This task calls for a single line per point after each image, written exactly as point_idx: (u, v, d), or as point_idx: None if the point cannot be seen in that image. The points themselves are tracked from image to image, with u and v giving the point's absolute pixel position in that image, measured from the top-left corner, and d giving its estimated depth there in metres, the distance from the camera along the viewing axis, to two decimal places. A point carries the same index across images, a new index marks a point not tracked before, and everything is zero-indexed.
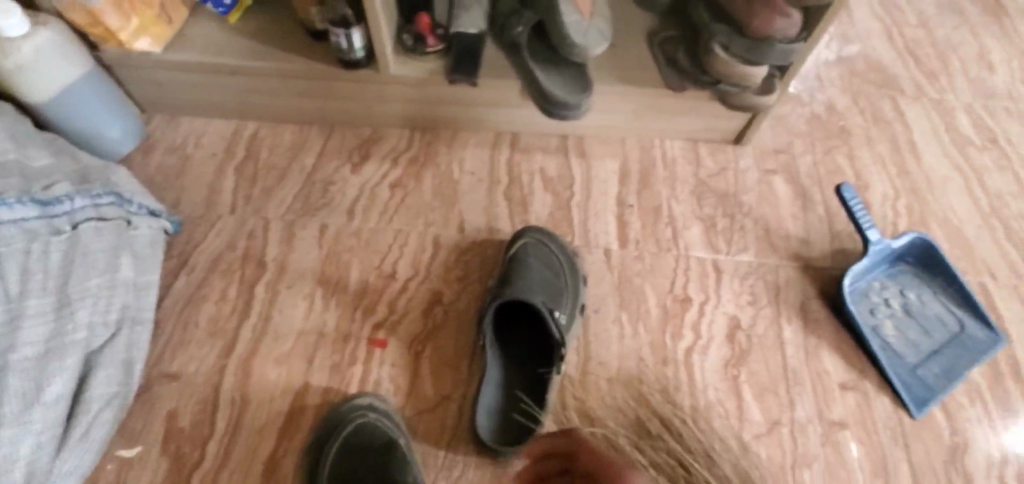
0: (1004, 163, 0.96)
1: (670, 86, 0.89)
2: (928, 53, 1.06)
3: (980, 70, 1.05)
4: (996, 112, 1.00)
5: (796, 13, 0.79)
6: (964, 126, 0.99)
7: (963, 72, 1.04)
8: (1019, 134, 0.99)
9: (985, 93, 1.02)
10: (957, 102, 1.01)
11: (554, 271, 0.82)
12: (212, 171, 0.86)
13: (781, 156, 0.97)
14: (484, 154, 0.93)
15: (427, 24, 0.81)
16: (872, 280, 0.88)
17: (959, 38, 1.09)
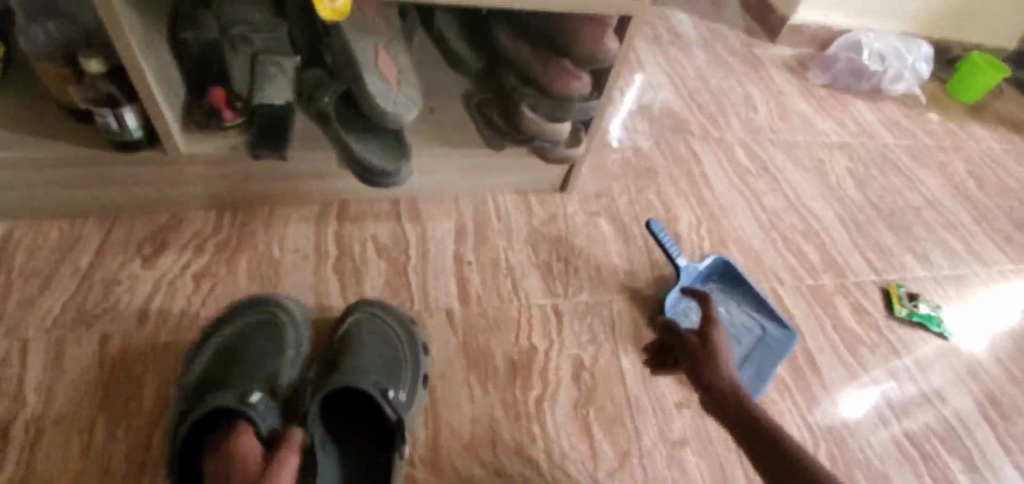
0: (752, 196, 1.26)
1: (490, 145, 0.93)
2: (689, 118, 1.38)
3: (724, 127, 1.40)
4: (739, 156, 1.34)
5: (587, 75, 0.87)
6: (728, 166, 1.31)
7: (716, 129, 1.39)
8: (756, 172, 1.32)
9: (729, 143, 1.36)
10: (713, 150, 1.33)
11: (393, 346, 0.76)
12: None
13: (603, 200, 1.11)
14: (309, 229, 0.89)
15: (221, 97, 0.76)
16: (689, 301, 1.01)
17: (712, 105, 1.44)
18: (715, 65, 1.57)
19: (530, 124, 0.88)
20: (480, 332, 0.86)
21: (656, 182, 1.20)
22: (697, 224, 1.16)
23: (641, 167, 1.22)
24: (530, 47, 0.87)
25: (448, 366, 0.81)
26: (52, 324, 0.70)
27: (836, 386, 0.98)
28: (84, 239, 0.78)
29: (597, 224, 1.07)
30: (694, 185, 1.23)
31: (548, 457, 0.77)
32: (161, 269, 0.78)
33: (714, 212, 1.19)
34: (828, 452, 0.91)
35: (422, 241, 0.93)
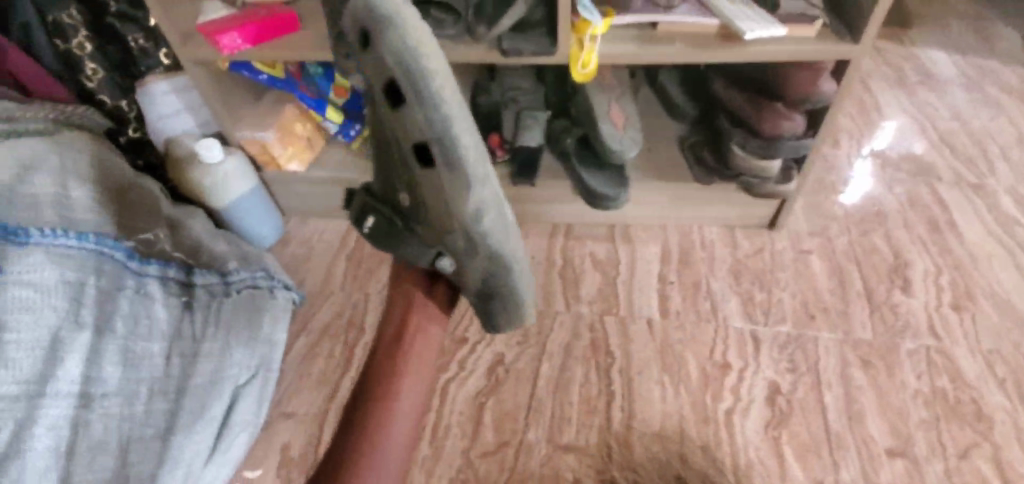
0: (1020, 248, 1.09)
1: (699, 180, 1.06)
2: (934, 160, 1.26)
3: (984, 170, 1.24)
4: (1005, 204, 1.17)
5: (800, 116, 0.94)
6: (984, 213, 1.15)
7: (973, 173, 1.23)
8: None
9: (990, 188, 1.20)
10: (966, 194, 1.19)
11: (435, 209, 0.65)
12: (329, 257, 1.07)
13: (815, 239, 1.11)
14: (542, 243, 1.12)
15: (496, 141, 1.05)
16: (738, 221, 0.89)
17: (969, 147, 1.29)
18: (978, 104, 1.39)
19: (737, 160, 0.99)
20: (678, 343, 0.96)
21: (885, 225, 1.13)
22: (937, 272, 1.06)
23: (868, 209, 1.16)
24: (742, 93, 0.99)
25: (647, 366, 0.93)
26: (383, 286, 1.02)
27: None
28: None
29: (808, 262, 1.08)
30: (936, 232, 1.12)
31: (735, 463, 0.83)
32: None
33: (962, 262, 1.07)
34: None
35: (632, 261, 1.09)
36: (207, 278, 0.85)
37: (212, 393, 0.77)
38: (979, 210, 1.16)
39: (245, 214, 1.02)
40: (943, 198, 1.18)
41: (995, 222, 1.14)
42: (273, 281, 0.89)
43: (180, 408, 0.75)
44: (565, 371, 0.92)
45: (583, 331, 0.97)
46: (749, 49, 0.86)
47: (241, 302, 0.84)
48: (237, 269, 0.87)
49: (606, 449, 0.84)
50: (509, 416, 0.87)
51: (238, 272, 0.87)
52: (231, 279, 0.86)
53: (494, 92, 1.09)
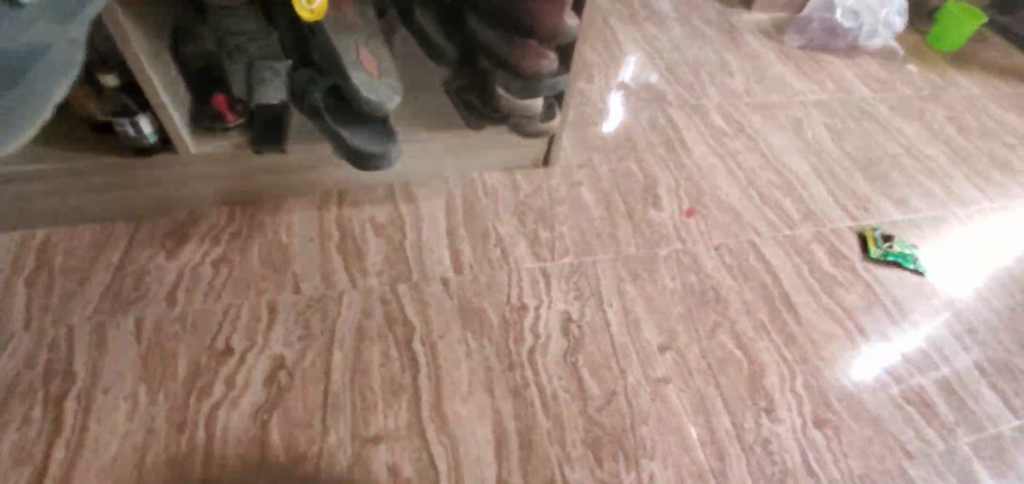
0: (751, 146, 1.34)
1: (471, 126, 1.02)
2: (676, 81, 1.46)
3: (715, 85, 1.48)
4: (734, 111, 1.42)
5: (553, 55, 0.96)
6: (718, 122, 1.38)
7: (708, 87, 1.47)
8: (758, 122, 1.41)
9: (726, 97, 1.45)
10: (706, 106, 1.41)
11: None
12: (2, 289, 0.80)
13: (585, 170, 1.19)
14: (312, 216, 0.97)
15: (222, 102, 0.86)
16: None
17: (701, 67, 1.52)
18: (690, 39, 1.60)
19: (505, 104, 0.97)
20: (474, 296, 0.94)
21: (635, 151, 1.26)
22: (677, 186, 1.21)
23: (620, 139, 1.27)
24: (499, 32, 0.95)
25: (446, 326, 0.89)
26: (94, 310, 0.79)
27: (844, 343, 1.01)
28: (114, 239, 0.86)
29: (580, 194, 1.14)
30: (671, 150, 1.28)
31: (542, 398, 0.85)
32: (183, 259, 0.86)
33: (692, 174, 1.24)
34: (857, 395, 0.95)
35: (417, 219, 1.02)
36: None
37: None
38: (709, 121, 1.38)
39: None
40: (688, 113, 1.38)
41: (720, 130, 1.36)
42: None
43: None
44: (361, 354, 0.83)
45: (375, 306, 0.89)
46: None
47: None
48: None
49: (415, 425, 0.78)
50: (300, 424, 0.75)
51: None
52: None
53: (209, 41, 0.88)
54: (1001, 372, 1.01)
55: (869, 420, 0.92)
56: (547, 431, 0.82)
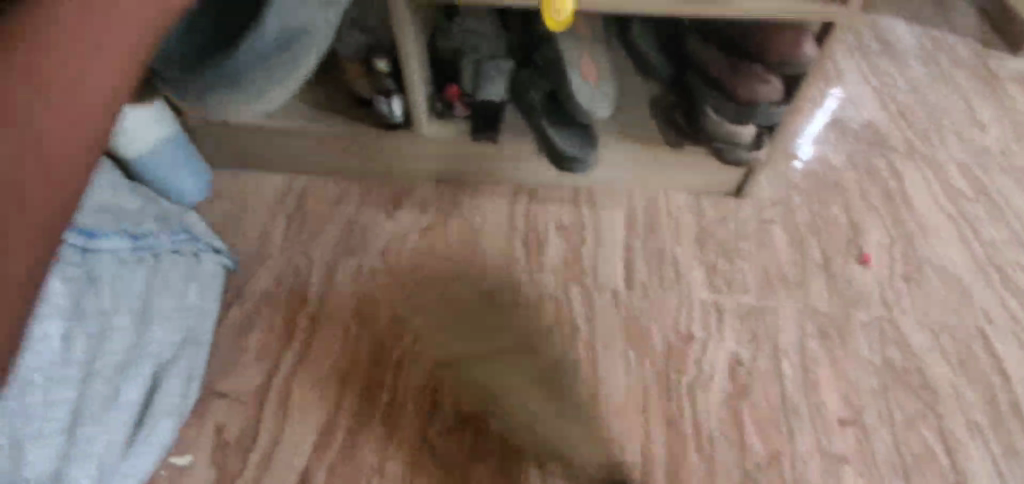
0: (997, 216, 1.13)
1: (669, 143, 1.01)
2: (907, 123, 1.28)
3: (959, 134, 1.26)
4: (981, 169, 1.20)
5: (777, 80, 0.89)
6: (956, 180, 1.18)
7: (949, 136, 1.26)
8: (1009, 188, 1.18)
9: (973, 152, 1.23)
10: (943, 159, 1.22)
11: None
12: (266, 216, 0.98)
13: (780, 207, 1.10)
14: (505, 205, 1.05)
15: (455, 93, 0.96)
16: None
17: (943, 110, 1.31)
18: (936, 78, 1.38)
19: (713, 125, 0.95)
20: (641, 313, 0.93)
21: (844, 196, 1.13)
22: (890, 244, 1.06)
23: (828, 180, 1.15)
24: (721, 54, 0.94)
25: (610, 336, 0.90)
26: (328, 250, 0.95)
27: None
28: (348, 194, 1.02)
29: (770, 231, 1.06)
30: (890, 203, 1.13)
31: (696, 434, 0.82)
32: (398, 222, 1.00)
33: (912, 233, 1.08)
34: None
35: (598, 226, 1.04)
36: (112, 246, 0.75)
37: (128, 376, 0.72)
38: (943, 177, 1.18)
39: (174, 153, 0.89)
40: (917, 163, 1.20)
41: (958, 190, 1.16)
42: (186, 242, 0.82)
43: (86, 395, 0.68)
44: (528, 342, 0.88)
45: (547, 301, 0.93)
46: (735, 5, 0.79)
47: (165, 271, 0.79)
48: (154, 232, 0.80)
49: (568, 424, 0.81)
50: (469, 391, 0.82)
51: (157, 237, 0.80)
52: (145, 243, 0.78)
53: (453, 35, 0.96)
54: None
55: None
56: (699, 470, 0.79)
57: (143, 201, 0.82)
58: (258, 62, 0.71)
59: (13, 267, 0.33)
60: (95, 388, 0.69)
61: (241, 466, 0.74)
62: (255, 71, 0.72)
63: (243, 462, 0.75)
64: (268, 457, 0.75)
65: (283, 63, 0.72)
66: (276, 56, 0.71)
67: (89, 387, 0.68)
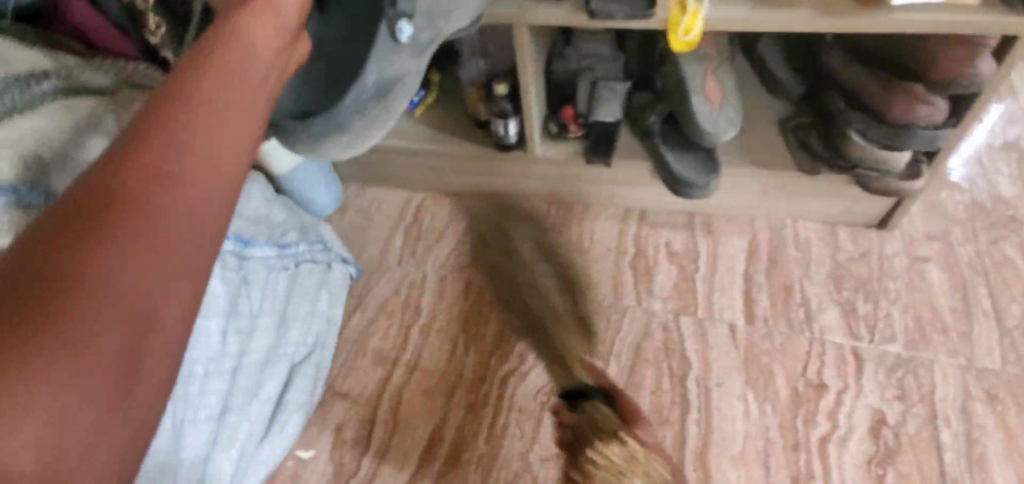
0: None
1: (802, 168, 0.92)
2: None
3: None
4: None
5: (942, 101, 0.79)
6: None
7: None
8: None
9: None
10: None
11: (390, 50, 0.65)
12: (387, 229, 1.04)
13: (937, 243, 0.96)
14: (614, 228, 1.02)
15: (570, 114, 0.96)
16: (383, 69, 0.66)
17: None
18: None
19: (857, 151, 0.85)
20: (763, 354, 0.85)
21: (1021, 232, 0.96)
22: None
23: (999, 213, 0.98)
24: (868, 71, 0.85)
25: (727, 376, 0.83)
26: (440, 265, 0.98)
27: None
28: (461, 212, 1.06)
29: (924, 271, 0.93)
30: None
31: None
32: (507, 241, 1.01)
33: None
34: None
35: (714, 254, 0.98)
36: (264, 255, 0.78)
37: (268, 371, 0.78)
38: None
39: (309, 172, 0.98)
40: None
41: None
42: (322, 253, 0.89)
43: (237, 387, 0.72)
44: (636, 374, 0.84)
45: (656, 330, 0.89)
46: (894, 16, 0.71)
47: (302, 277, 0.84)
48: (297, 242, 0.84)
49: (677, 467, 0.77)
50: None
51: (297, 246, 0.84)
52: (289, 252, 0.82)
53: (570, 58, 0.97)
54: None
55: None
56: None
57: (288, 213, 0.88)
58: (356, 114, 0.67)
59: (170, 308, 0.36)
60: (244, 380, 0.73)
61: (356, 466, 0.80)
62: (353, 122, 0.68)
63: (357, 462, 0.80)
64: (379, 461, 0.80)
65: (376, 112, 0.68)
66: (373, 107, 0.68)
67: (240, 379, 0.72)
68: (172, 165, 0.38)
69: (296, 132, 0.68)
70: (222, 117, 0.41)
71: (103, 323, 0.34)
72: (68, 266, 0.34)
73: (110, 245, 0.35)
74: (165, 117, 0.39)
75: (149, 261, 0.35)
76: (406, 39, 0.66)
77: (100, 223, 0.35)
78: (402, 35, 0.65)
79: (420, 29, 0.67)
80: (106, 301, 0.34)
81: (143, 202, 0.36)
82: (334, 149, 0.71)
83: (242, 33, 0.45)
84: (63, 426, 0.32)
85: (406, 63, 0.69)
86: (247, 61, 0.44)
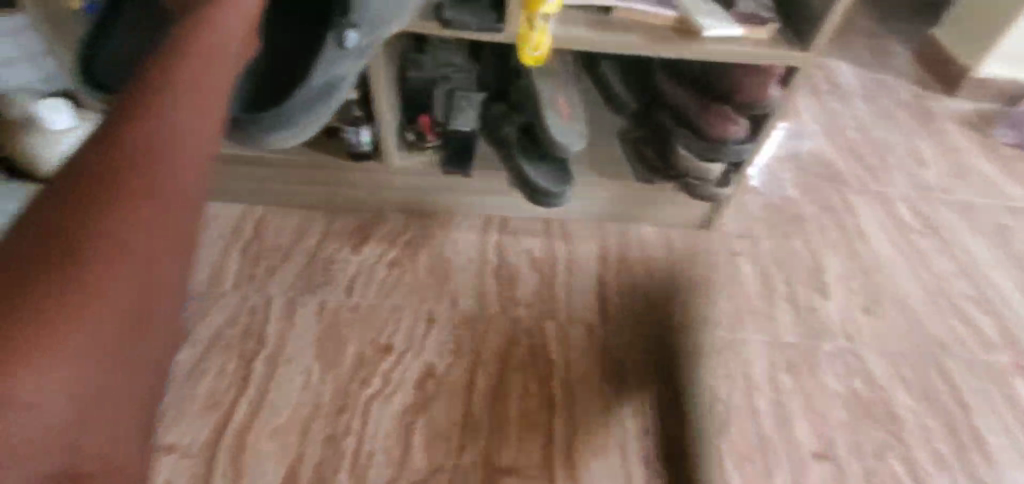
0: (944, 246, 1.19)
1: (639, 178, 1.03)
2: (859, 157, 1.36)
3: (906, 168, 1.35)
4: (929, 201, 1.28)
5: (744, 119, 0.93)
6: (903, 214, 1.25)
7: (897, 169, 1.35)
8: (953, 220, 1.25)
9: (918, 185, 1.32)
10: (893, 194, 1.29)
11: (341, 53, 0.64)
12: (220, 250, 0.92)
13: (746, 241, 1.12)
14: (476, 237, 1.02)
15: (426, 122, 0.94)
16: (339, 70, 0.66)
17: (890, 145, 1.40)
18: (878, 117, 1.47)
19: (681, 161, 0.97)
20: (616, 349, 0.92)
21: (804, 229, 1.17)
22: (848, 276, 1.10)
23: (788, 214, 1.19)
24: (688, 91, 0.97)
25: (586, 375, 0.88)
26: (288, 286, 0.90)
27: None
28: (312, 226, 0.97)
29: (738, 264, 1.08)
30: (846, 236, 1.18)
31: (676, 474, 0.81)
32: (364, 255, 0.95)
33: (868, 266, 1.13)
34: None
35: (570, 258, 1.03)
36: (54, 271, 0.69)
37: None
38: (893, 211, 1.25)
39: None
40: (868, 198, 1.27)
41: (906, 225, 1.23)
42: None
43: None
44: (503, 381, 0.85)
45: (521, 336, 0.91)
46: (704, 46, 0.81)
47: None
48: None
49: (545, 469, 0.78)
50: (441, 437, 0.78)
51: None
52: None
53: (426, 65, 0.96)
54: None
55: None
56: None
57: None
58: (305, 113, 0.69)
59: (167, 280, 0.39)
60: None
61: None
62: (303, 117, 0.69)
63: None
64: None
65: (329, 108, 0.70)
66: (323, 105, 0.69)
67: None
68: (173, 142, 0.41)
69: (253, 128, 0.71)
70: (206, 107, 0.45)
71: (119, 280, 0.36)
72: (89, 228, 0.36)
73: (128, 202, 0.37)
74: (159, 95, 0.42)
75: (157, 224, 0.38)
76: (352, 46, 0.64)
77: (112, 184, 0.37)
78: (347, 43, 0.63)
79: (366, 37, 0.65)
80: (118, 262, 0.36)
81: (150, 174, 0.39)
82: (287, 138, 0.72)
83: (214, 27, 0.49)
84: (88, 385, 0.34)
85: (351, 68, 0.67)
86: (221, 54, 0.48)
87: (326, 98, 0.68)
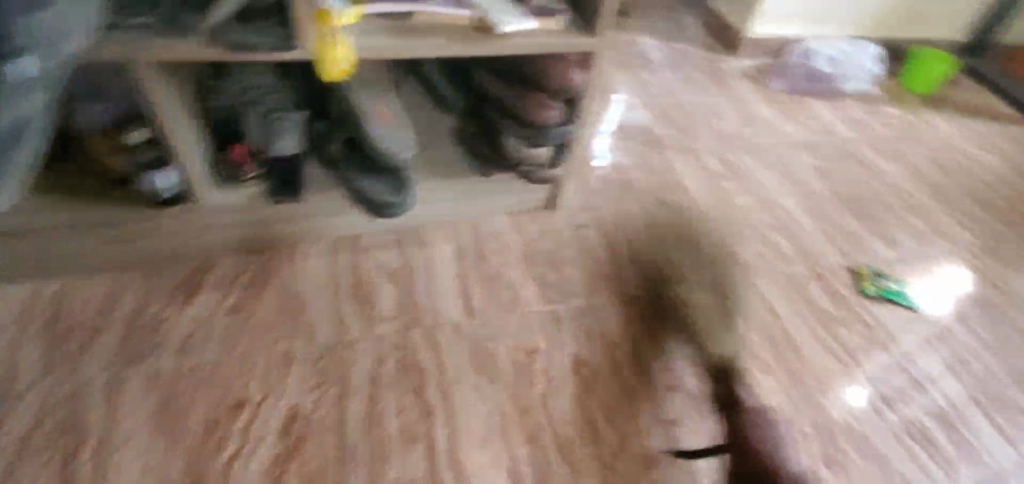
0: (745, 185, 1.39)
1: (479, 174, 1.07)
2: (671, 119, 1.53)
3: (709, 123, 1.56)
4: (730, 149, 1.49)
5: (560, 105, 0.99)
6: (711, 164, 1.43)
7: (703, 125, 1.54)
8: (749, 161, 1.47)
9: (720, 137, 1.52)
10: (701, 148, 1.47)
11: (23, 86, 0.54)
12: (13, 342, 0.81)
13: (588, 212, 1.22)
14: (325, 262, 0.98)
15: (242, 154, 0.89)
16: (29, 102, 0.56)
17: (694, 105, 1.60)
18: (682, 83, 1.67)
19: (514, 152, 1.02)
20: (485, 341, 0.95)
21: (635, 192, 1.30)
22: (676, 226, 1.25)
23: (620, 181, 1.31)
24: (506, 84, 1.01)
25: (459, 374, 0.90)
26: (110, 362, 0.81)
27: (840, 381, 1.03)
28: (130, 288, 0.89)
29: (584, 235, 1.17)
30: (670, 192, 1.33)
31: (557, 443, 0.85)
32: (198, 308, 0.88)
33: (691, 214, 1.28)
34: (863, 422, 0.98)
35: (427, 263, 1.03)
36: None
37: None
38: (703, 162, 1.43)
39: None
40: (683, 154, 1.44)
41: (715, 173, 1.41)
42: None
43: None
44: (377, 403, 0.84)
45: (388, 352, 0.89)
46: (505, 41, 0.85)
47: None
48: None
49: (431, 476, 0.79)
50: (318, 477, 0.76)
51: None
52: None
53: (228, 95, 0.90)
54: (998, 406, 1.04)
55: (874, 458, 0.93)
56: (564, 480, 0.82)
57: None
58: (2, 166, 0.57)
59: None
60: None
61: None
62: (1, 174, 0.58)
63: None
64: None
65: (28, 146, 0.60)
66: (20, 143, 0.58)
67: None
68: None
69: None
70: None
71: None
72: None
73: None
74: None
75: None
76: (34, 76, 0.54)
77: None
78: (29, 73, 0.53)
79: (46, 57, 0.55)
80: None
81: None
82: None
83: None
84: None
85: (41, 97, 0.57)
86: None
87: (19, 140, 0.58)
